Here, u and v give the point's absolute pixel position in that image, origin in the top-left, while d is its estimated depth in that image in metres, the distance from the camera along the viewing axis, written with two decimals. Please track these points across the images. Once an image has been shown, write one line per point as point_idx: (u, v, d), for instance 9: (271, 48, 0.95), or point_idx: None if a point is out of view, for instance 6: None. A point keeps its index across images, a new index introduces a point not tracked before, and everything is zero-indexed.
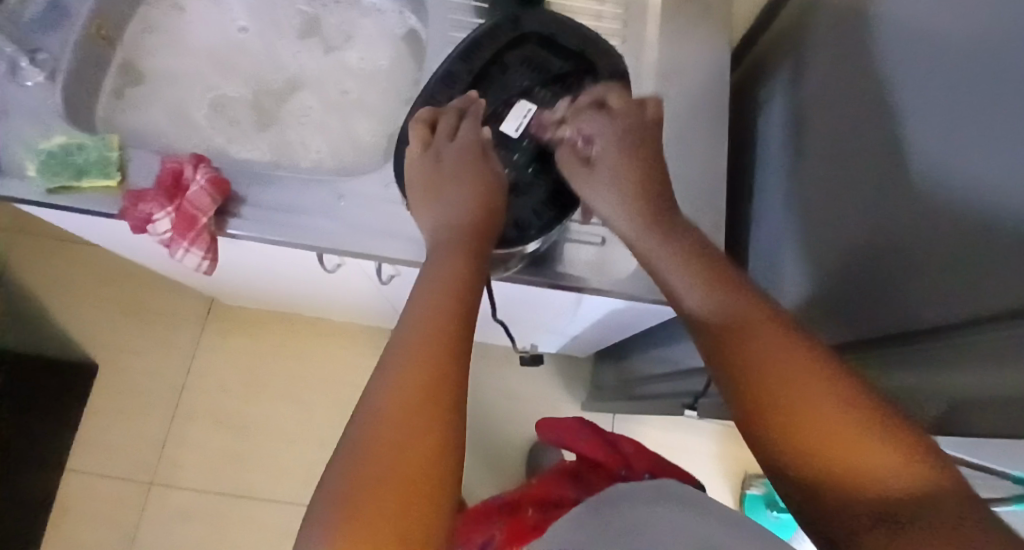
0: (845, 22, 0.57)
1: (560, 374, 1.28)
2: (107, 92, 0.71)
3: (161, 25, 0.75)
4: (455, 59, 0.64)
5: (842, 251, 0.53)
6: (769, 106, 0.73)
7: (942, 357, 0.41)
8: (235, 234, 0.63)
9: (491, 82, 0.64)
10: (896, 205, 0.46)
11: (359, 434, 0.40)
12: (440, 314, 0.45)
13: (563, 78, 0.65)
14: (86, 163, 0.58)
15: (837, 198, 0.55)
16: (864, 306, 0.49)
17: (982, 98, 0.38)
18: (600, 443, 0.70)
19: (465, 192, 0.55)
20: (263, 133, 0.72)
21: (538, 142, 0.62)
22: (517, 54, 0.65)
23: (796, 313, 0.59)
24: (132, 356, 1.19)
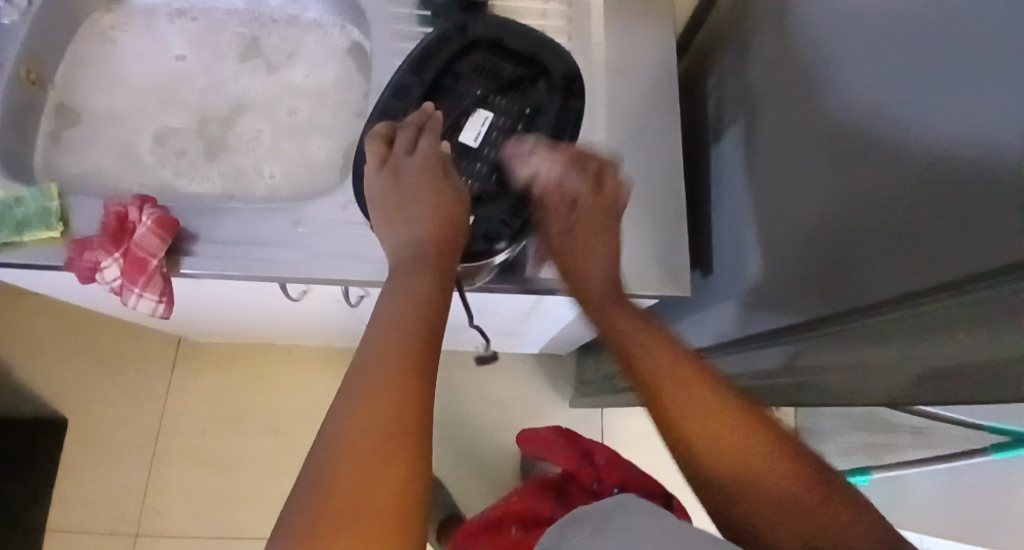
0: None
1: (547, 375, 1.25)
2: (42, 137, 0.68)
3: (95, 62, 0.73)
4: (404, 71, 0.62)
5: (815, 220, 0.51)
6: (722, 89, 0.72)
7: (911, 327, 0.39)
8: (192, 273, 0.60)
9: (445, 92, 0.62)
10: (864, 168, 0.45)
11: (322, 461, 0.37)
12: (405, 334, 0.43)
13: (518, 83, 0.64)
14: (24, 215, 0.56)
15: (806, 169, 0.53)
16: (841, 278, 0.47)
17: (950, 45, 0.36)
18: (574, 457, 0.84)
19: (428, 208, 0.52)
20: (212, 163, 0.70)
21: (499, 149, 0.61)
22: (467, 63, 0.64)
23: (778, 289, 0.58)
24: (103, 405, 1.17)
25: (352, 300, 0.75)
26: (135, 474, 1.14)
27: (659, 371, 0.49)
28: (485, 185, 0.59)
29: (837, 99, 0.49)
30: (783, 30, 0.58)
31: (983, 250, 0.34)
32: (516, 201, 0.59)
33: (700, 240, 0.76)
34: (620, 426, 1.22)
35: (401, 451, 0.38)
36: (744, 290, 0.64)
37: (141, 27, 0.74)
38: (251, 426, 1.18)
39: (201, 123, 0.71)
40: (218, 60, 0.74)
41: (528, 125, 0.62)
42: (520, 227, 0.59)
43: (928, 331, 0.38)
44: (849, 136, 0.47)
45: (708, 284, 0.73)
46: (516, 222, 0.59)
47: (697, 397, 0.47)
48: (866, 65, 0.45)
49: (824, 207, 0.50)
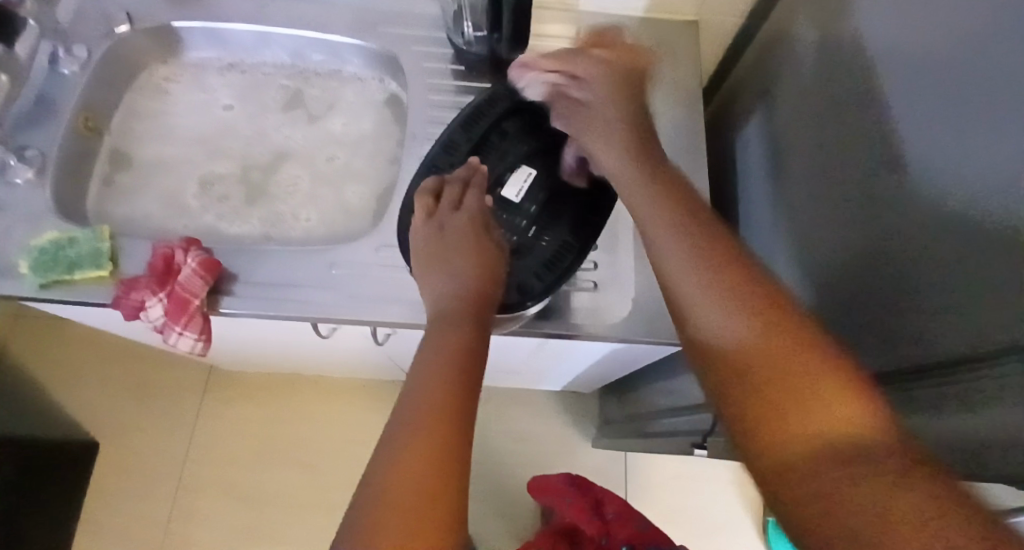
0: (825, 51, 0.58)
1: (571, 414, 1.25)
2: (96, 181, 0.72)
3: (147, 109, 0.77)
4: (455, 127, 0.65)
5: (844, 279, 0.52)
6: (749, 141, 0.73)
7: (959, 398, 0.39)
8: (231, 313, 0.62)
9: (491, 148, 0.65)
10: (898, 231, 0.46)
11: (363, 515, 0.38)
12: (449, 388, 0.44)
13: (562, 143, 0.66)
14: (78, 256, 0.59)
15: (835, 229, 0.54)
16: (870, 338, 0.48)
17: (985, 122, 0.37)
18: (584, 509, 0.91)
19: (471, 263, 0.54)
20: (252, 207, 0.73)
21: (539, 206, 0.63)
22: (516, 121, 0.66)
23: None
24: (135, 432, 1.20)
25: (380, 339, 0.77)
26: (162, 502, 1.16)
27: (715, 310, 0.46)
28: (523, 239, 0.61)
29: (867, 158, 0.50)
30: (812, 87, 0.60)
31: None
32: (551, 258, 0.61)
33: None
34: (644, 469, 1.21)
35: (441, 506, 0.39)
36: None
37: (192, 78, 0.79)
38: (277, 456, 1.20)
39: (244, 168, 0.75)
40: (261, 109, 0.78)
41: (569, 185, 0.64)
42: (552, 282, 0.61)
43: (979, 405, 0.38)
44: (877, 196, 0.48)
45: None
46: (549, 278, 0.61)
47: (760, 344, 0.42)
48: (901, 126, 0.46)
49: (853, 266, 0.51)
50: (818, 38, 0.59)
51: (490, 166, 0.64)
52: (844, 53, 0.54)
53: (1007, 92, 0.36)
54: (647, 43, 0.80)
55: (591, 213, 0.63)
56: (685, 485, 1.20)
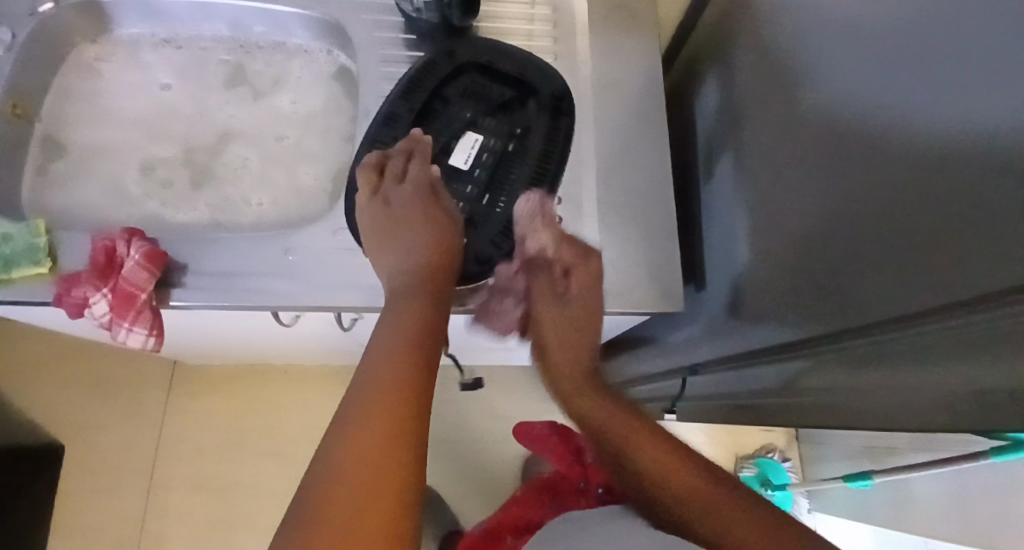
0: (779, 7, 0.56)
1: (544, 388, 1.25)
2: (30, 172, 0.68)
3: (80, 93, 0.72)
4: (394, 98, 0.63)
5: (806, 237, 0.51)
6: (710, 103, 0.72)
7: (922, 349, 0.40)
8: (183, 305, 0.59)
9: (435, 117, 0.63)
10: (852, 189, 0.45)
11: (313, 489, 0.37)
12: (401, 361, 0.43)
13: (506, 106, 0.65)
14: (13, 252, 0.55)
15: (794, 189, 0.53)
16: (834, 297, 0.48)
17: (937, 72, 0.36)
18: (568, 457, 0.82)
19: (420, 234, 0.53)
20: (200, 192, 0.69)
21: (489, 170, 0.62)
22: (456, 86, 0.65)
23: (770, 305, 0.58)
24: (98, 432, 1.16)
25: (344, 324, 0.75)
26: (133, 501, 1.13)
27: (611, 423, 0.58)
28: (476, 208, 0.61)
29: (826, 112, 0.49)
30: (767, 44, 0.59)
31: (980, 274, 0.34)
32: (506, 224, 0.60)
33: (690, 255, 0.76)
34: None
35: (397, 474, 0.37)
36: (738, 304, 0.64)
37: (127, 57, 0.74)
38: (248, 448, 1.18)
39: (189, 152, 0.71)
40: (204, 87, 0.74)
41: (517, 145, 0.64)
42: (511, 248, 0.60)
43: (946, 353, 0.39)
44: (838, 150, 0.47)
45: (701, 299, 0.72)
46: (508, 244, 0.60)
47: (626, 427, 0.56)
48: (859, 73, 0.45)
49: (815, 223, 0.50)
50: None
51: (436, 137, 0.63)
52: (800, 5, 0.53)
53: (956, 38, 0.35)
54: (604, 5, 0.78)
55: (541, 174, 0.62)
56: None
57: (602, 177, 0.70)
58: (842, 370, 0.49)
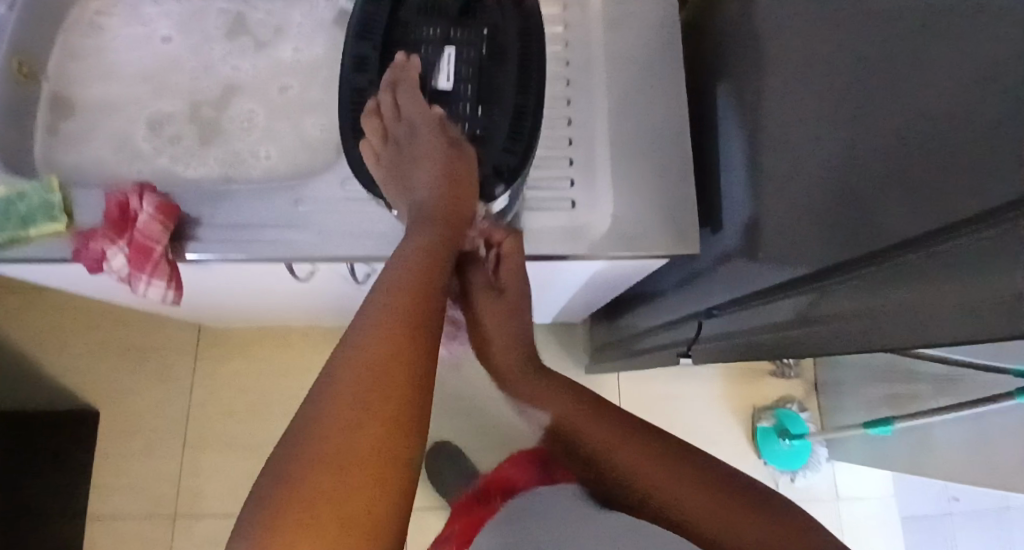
0: None
1: (560, 342, 1.25)
2: (40, 133, 0.68)
3: (83, 51, 0.72)
4: (353, 40, 0.59)
5: (823, 163, 0.50)
6: (725, 33, 0.70)
7: (932, 270, 0.39)
8: (199, 258, 0.60)
9: (403, 46, 0.60)
10: (873, 107, 0.44)
11: (315, 404, 0.37)
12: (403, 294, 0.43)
13: (470, 11, 0.60)
14: (29, 210, 0.56)
15: (812, 114, 0.52)
16: (850, 221, 0.46)
17: None
18: None
19: (428, 171, 0.53)
20: (209, 148, 0.69)
21: (475, 81, 0.59)
22: (411, 6, 0.60)
23: (785, 240, 0.57)
24: (127, 395, 1.20)
25: (358, 278, 0.75)
26: (168, 459, 1.17)
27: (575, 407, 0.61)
28: (476, 125, 0.58)
29: (847, 30, 0.47)
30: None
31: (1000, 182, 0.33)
32: (511, 129, 0.58)
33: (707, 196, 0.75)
34: (638, 390, 1.23)
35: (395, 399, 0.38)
36: (751, 242, 0.63)
37: (127, 13, 0.73)
38: (272, 407, 1.20)
39: (195, 108, 0.71)
40: (205, 41, 0.73)
41: (493, 48, 0.60)
42: (523, 152, 0.58)
43: (953, 271, 0.37)
44: (861, 68, 0.45)
45: (713, 240, 0.71)
46: (520, 149, 0.58)
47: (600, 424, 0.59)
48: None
49: (831, 151, 0.49)
50: None
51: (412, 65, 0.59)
52: None
53: None
54: None
55: (527, 69, 0.59)
56: (678, 403, 1.22)
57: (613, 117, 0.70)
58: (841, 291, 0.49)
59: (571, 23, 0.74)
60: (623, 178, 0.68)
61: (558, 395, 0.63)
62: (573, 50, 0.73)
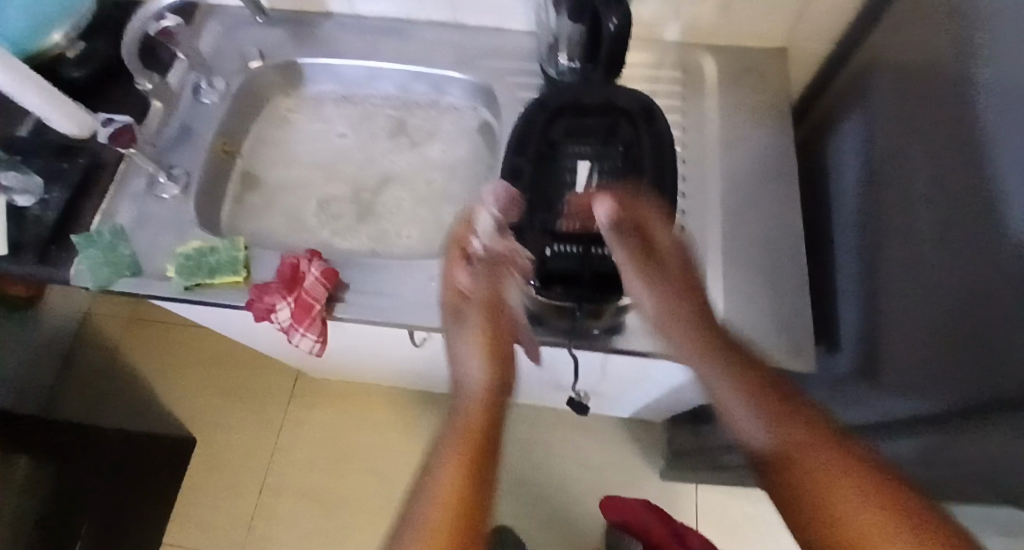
0: (921, 86, 0.60)
1: (638, 441, 1.26)
2: (229, 200, 0.81)
3: (274, 138, 0.86)
4: (511, 155, 0.67)
5: (947, 303, 0.53)
6: (845, 170, 0.75)
7: None
8: (343, 319, 0.68)
9: (551, 161, 0.67)
10: (995, 257, 0.47)
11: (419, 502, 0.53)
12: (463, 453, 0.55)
13: (609, 134, 0.68)
14: (217, 263, 0.67)
15: (935, 258, 0.56)
16: (970, 367, 0.49)
17: None
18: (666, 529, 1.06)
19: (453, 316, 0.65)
20: (362, 224, 0.80)
21: None
22: (558, 127, 0.69)
23: (904, 371, 0.59)
24: (228, 430, 1.30)
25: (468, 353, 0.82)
26: (247, 498, 1.25)
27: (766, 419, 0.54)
28: None
29: (971, 187, 0.51)
30: (910, 113, 0.62)
31: None
32: None
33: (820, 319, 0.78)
34: (713, 504, 1.20)
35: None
36: (873, 366, 0.65)
37: (312, 109, 0.87)
38: (355, 463, 1.26)
39: (355, 191, 0.82)
40: (372, 137, 0.86)
41: (628, 164, 0.67)
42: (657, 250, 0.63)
43: None
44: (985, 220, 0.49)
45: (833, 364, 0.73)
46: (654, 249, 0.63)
47: (802, 442, 0.51)
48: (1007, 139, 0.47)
49: (955, 297, 0.52)
50: (917, 71, 0.61)
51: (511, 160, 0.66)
52: (945, 85, 0.57)
53: None
54: (731, 74, 0.85)
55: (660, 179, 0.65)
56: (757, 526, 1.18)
57: (725, 233, 0.75)
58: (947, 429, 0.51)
59: (689, 143, 0.81)
60: (734, 292, 0.72)
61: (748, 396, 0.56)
62: (691, 168, 0.79)
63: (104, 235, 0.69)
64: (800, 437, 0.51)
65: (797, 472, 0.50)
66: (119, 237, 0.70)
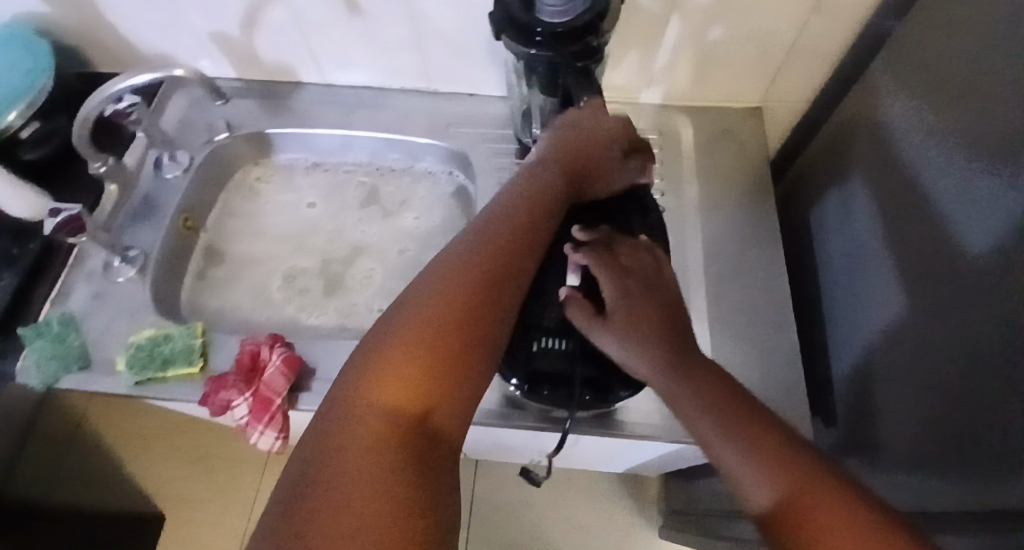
0: (903, 154, 0.58)
1: (631, 505, 1.20)
2: (191, 277, 0.77)
3: (241, 209, 0.82)
4: None
5: (946, 385, 0.50)
6: (834, 234, 0.73)
7: None
8: (309, 410, 0.63)
9: None
10: (993, 345, 0.44)
11: (354, 407, 0.38)
12: (420, 364, 0.40)
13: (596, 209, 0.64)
14: (171, 353, 0.62)
15: (924, 336, 0.53)
16: (982, 466, 0.44)
17: None
18: None
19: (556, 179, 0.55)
20: (331, 299, 0.76)
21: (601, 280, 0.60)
22: None
23: (905, 457, 0.55)
24: (197, 506, 1.22)
25: None
26: None
27: (744, 441, 0.43)
28: None
29: (962, 266, 0.48)
30: (893, 181, 0.60)
31: None
32: None
33: (817, 388, 0.74)
34: None
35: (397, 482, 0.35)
36: (870, 445, 0.61)
37: (282, 178, 0.84)
38: None
39: (324, 263, 0.78)
40: (343, 206, 0.82)
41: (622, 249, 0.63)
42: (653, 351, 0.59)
43: None
44: (979, 304, 0.46)
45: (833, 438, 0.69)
46: None
47: (793, 474, 0.40)
48: (994, 231, 0.45)
49: (949, 389, 0.49)
50: (900, 135, 0.59)
51: None
52: (927, 155, 0.54)
53: None
54: (711, 135, 0.83)
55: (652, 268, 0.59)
56: None
57: (713, 300, 0.72)
58: (949, 534, 0.47)
59: (671, 208, 0.78)
60: (726, 366, 0.68)
61: (720, 407, 0.46)
62: (673, 233, 0.76)
63: (53, 325, 0.65)
64: (784, 456, 0.42)
65: (795, 522, 0.38)
66: (68, 327, 0.65)
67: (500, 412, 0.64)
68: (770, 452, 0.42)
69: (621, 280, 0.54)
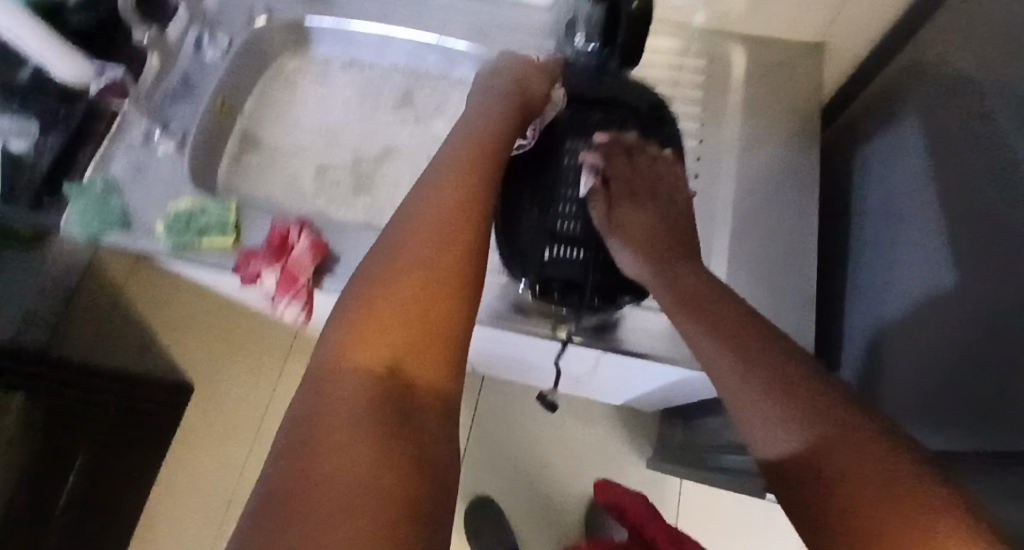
0: (956, 103, 0.58)
1: (625, 432, 1.25)
2: (227, 160, 0.80)
3: (277, 98, 0.84)
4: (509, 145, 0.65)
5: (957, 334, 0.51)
6: (869, 183, 0.73)
7: None
8: (330, 292, 0.67)
9: (550, 155, 0.65)
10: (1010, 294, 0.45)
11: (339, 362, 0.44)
12: (394, 324, 0.45)
13: (615, 128, 0.67)
14: (207, 225, 0.66)
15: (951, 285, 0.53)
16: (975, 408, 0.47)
17: None
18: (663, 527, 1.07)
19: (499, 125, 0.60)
20: (359, 197, 0.78)
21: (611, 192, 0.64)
22: (561, 118, 0.67)
23: (908, 399, 0.57)
24: (223, 383, 1.30)
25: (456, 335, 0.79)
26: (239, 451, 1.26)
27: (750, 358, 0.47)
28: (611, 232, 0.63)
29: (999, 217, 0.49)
30: (942, 131, 0.59)
31: None
32: None
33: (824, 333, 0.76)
34: (696, 501, 1.20)
35: (378, 419, 0.41)
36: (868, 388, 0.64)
37: (317, 73, 0.85)
38: None
39: (355, 160, 0.80)
40: (377, 106, 0.83)
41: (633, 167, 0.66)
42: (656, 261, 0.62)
43: None
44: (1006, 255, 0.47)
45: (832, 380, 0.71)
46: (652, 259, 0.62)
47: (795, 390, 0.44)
48: None
49: (963, 336, 0.51)
50: (953, 83, 0.58)
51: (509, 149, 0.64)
52: (980, 105, 0.54)
53: None
54: (753, 70, 0.82)
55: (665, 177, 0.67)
56: (739, 530, 1.18)
57: (729, 235, 0.73)
58: None
59: (707, 139, 0.78)
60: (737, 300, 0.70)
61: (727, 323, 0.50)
62: (701, 165, 0.77)
63: (97, 188, 0.68)
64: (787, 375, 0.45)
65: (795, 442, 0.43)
66: (111, 191, 0.69)
67: (506, 315, 0.66)
68: (773, 371, 0.46)
69: (631, 185, 0.63)
